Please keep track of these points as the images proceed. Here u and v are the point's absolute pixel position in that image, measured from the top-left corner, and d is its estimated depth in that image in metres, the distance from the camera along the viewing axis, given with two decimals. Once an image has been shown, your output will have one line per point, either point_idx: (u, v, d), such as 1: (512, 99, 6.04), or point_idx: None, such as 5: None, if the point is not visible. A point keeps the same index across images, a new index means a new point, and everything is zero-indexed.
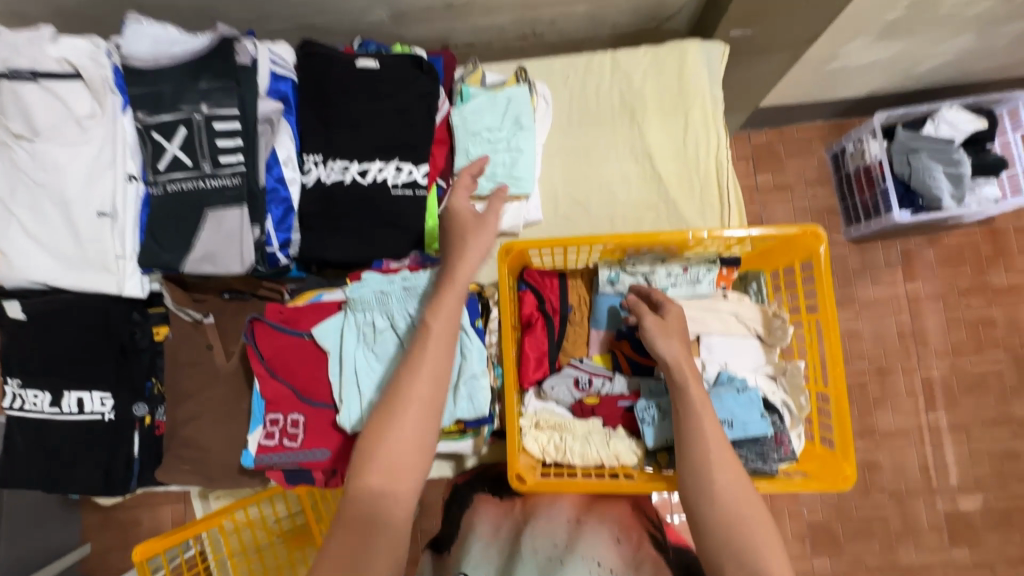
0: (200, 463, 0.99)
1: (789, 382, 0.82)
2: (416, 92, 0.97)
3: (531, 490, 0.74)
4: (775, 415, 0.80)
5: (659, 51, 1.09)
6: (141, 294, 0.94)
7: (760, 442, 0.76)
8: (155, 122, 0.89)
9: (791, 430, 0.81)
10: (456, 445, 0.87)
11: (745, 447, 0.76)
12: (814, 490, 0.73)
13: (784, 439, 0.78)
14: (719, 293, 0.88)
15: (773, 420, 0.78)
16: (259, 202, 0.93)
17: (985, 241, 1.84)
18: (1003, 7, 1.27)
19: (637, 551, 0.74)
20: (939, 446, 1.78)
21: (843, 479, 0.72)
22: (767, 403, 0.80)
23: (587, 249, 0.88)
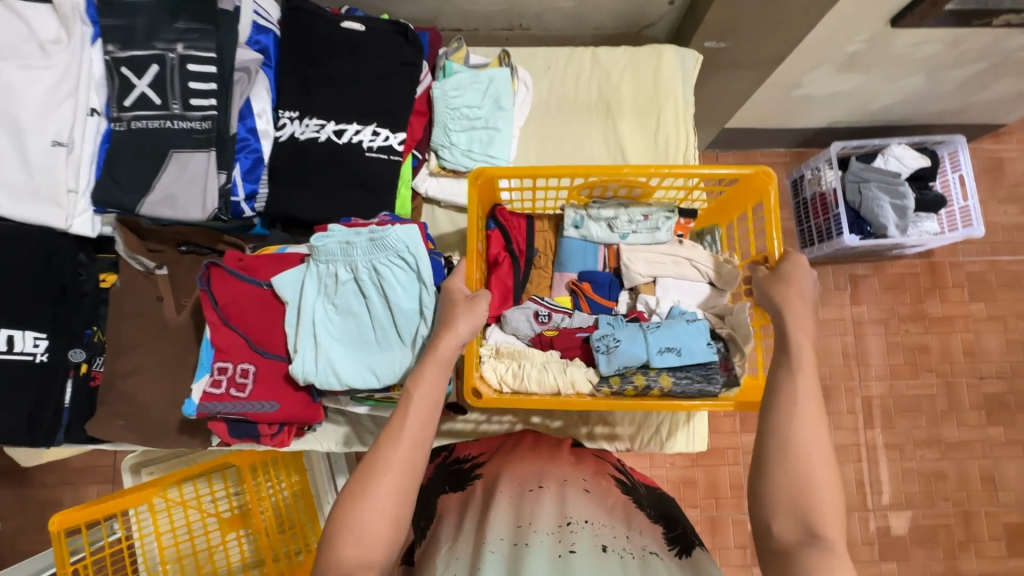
0: (137, 418, 0.94)
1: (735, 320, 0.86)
2: (399, 60, 0.98)
3: (485, 403, 0.77)
4: (721, 344, 0.85)
5: (637, 51, 1.14)
6: (90, 233, 0.91)
7: (706, 365, 0.82)
8: (125, 57, 0.87)
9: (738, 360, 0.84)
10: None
11: (693, 372, 0.82)
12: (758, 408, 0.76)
13: (729, 365, 0.83)
14: (676, 240, 0.93)
15: (719, 348, 0.84)
16: (228, 148, 0.90)
17: (925, 273, 1.97)
18: (949, 53, 1.39)
19: (607, 496, 0.78)
20: (874, 463, 1.87)
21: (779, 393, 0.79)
22: (714, 334, 0.86)
23: (557, 184, 0.91)
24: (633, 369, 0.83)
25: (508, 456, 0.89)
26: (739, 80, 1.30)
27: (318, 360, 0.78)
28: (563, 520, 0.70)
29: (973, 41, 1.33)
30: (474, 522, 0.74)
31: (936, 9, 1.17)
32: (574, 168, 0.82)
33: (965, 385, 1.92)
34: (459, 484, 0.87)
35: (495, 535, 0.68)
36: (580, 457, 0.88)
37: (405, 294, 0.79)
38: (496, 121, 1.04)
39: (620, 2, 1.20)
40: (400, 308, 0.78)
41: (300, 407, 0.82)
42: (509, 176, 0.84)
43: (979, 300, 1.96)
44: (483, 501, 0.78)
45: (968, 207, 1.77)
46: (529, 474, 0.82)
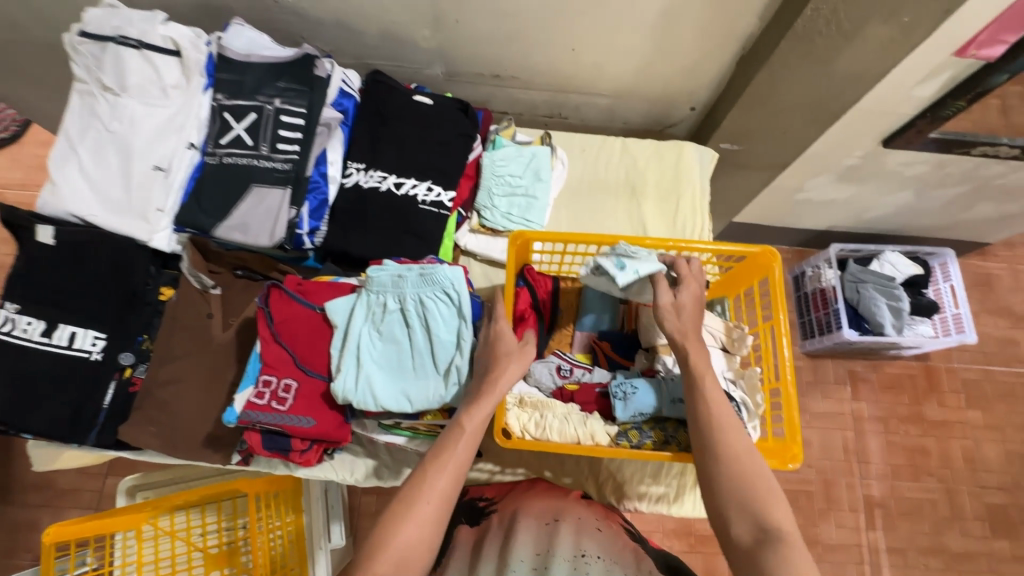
0: (169, 426, 0.98)
1: (748, 383, 0.91)
2: (457, 131, 1.13)
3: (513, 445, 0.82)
4: (733, 403, 0.88)
5: (661, 144, 1.30)
6: (166, 249, 1.00)
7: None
8: (230, 104, 1.02)
9: (748, 422, 0.88)
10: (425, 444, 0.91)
11: None
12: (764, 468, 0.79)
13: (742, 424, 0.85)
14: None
15: (730, 406, 0.87)
16: (301, 188, 1.01)
17: (921, 375, 2.03)
18: (935, 174, 1.56)
19: (618, 538, 0.82)
20: (875, 567, 1.83)
21: (789, 458, 0.80)
22: (725, 392, 0.89)
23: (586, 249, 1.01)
24: (651, 423, 0.89)
25: (523, 493, 0.91)
26: (748, 179, 1.46)
27: (358, 380, 0.84)
28: (578, 551, 0.76)
29: (956, 165, 1.50)
30: (494, 550, 0.80)
31: (921, 136, 1.35)
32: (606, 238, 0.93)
33: (967, 494, 1.91)
34: (472, 517, 0.90)
35: (518, 558, 0.75)
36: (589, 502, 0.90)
37: (445, 326, 0.87)
38: (535, 190, 1.17)
39: (648, 103, 1.39)
40: (439, 339, 0.86)
41: (332, 426, 0.87)
42: (545, 238, 0.94)
43: (975, 407, 2.01)
44: (500, 534, 0.83)
45: (960, 315, 1.87)
46: (545, 508, 0.85)
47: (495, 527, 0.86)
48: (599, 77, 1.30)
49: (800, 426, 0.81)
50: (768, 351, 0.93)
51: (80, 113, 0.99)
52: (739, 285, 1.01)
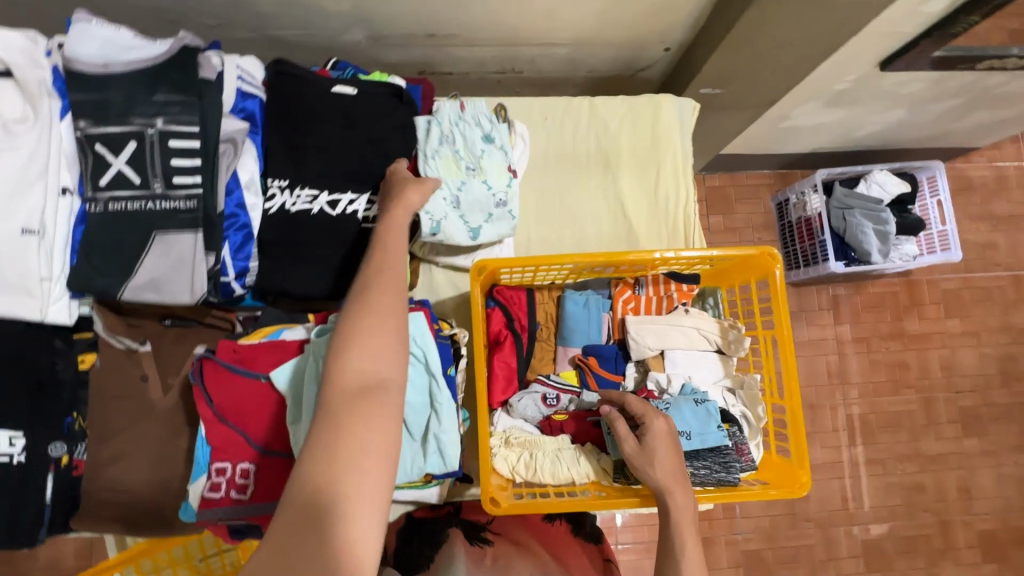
0: (126, 506, 0.90)
1: (747, 394, 0.85)
2: (393, 124, 0.94)
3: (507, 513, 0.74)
4: (734, 426, 0.81)
5: (634, 102, 1.12)
6: (67, 320, 0.85)
7: (722, 452, 0.78)
8: (100, 133, 0.81)
9: (750, 440, 0.83)
10: (419, 493, 0.84)
11: (709, 459, 0.78)
12: (775, 498, 0.74)
13: (744, 448, 0.80)
14: (680, 310, 0.92)
15: (732, 432, 0.80)
16: (216, 230, 0.84)
17: (903, 292, 2.03)
18: (932, 90, 1.41)
19: None
20: (856, 478, 1.94)
21: (798, 485, 0.74)
22: (726, 415, 0.82)
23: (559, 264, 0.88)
24: None
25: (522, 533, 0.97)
26: (732, 123, 1.30)
27: None
28: None
29: (956, 80, 1.35)
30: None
31: (924, 56, 1.19)
32: (579, 256, 0.80)
33: (942, 400, 1.99)
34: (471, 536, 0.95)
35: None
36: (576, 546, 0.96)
37: (413, 387, 0.76)
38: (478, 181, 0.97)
39: (615, 48, 1.18)
40: (408, 403, 0.75)
41: None
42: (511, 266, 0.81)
43: (954, 317, 2.03)
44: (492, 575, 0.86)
45: (946, 231, 1.82)
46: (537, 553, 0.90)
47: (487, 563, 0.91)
48: (556, 25, 1.08)
49: (807, 445, 0.76)
50: (768, 360, 0.85)
51: None
52: (734, 280, 0.91)
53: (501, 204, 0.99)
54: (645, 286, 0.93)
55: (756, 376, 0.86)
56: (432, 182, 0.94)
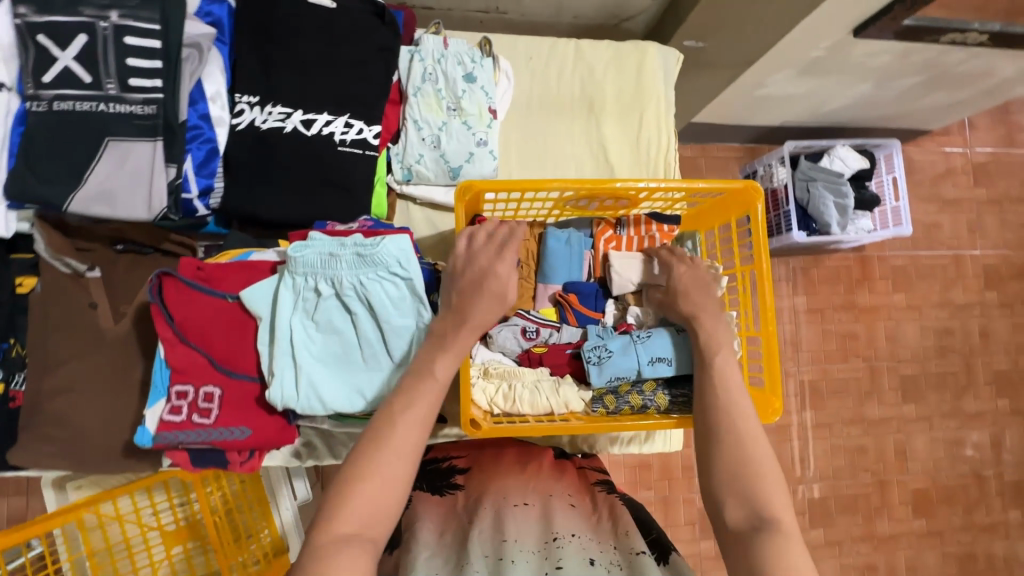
0: (71, 442, 0.83)
1: None
2: (374, 44, 0.89)
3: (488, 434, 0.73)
4: None
5: (620, 47, 1.11)
6: (4, 234, 0.79)
7: None
8: (43, 23, 0.73)
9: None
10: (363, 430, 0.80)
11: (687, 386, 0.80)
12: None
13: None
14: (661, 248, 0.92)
15: None
16: (178, 138, 0.78)
17: (856, 266, 2.13)
18: (897, 64, 1.46)
19: (593, 512, 0.82)
20: (805, 440, 2.05)
21: (771, 410, 0.77)
22: None
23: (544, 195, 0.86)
24: (628, 387, 0.83)
25: (494, 468, 0.90)
26: (712, 81, 1.31)
27: (298, 384, 0.71)
28: (549, 539, 0.76)
29: (921, 55, 1.41)
30: (455, 536, 0.81)
31: (894, 23, 1.23)
32: (565, 182, 0.79)
33: (886, 369, 2.12)
34: (438, 486, 0.90)
35: (479, 552, 0.75)
36: (563, 469, 0.90)
37: (396, 310, 0.72)
38: (461, 118, 0.97)
39: None
40: (391, 326, 0.72)
41: (275, 432, 0.74)
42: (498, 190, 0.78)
43: (900, 291, 2.16)
44: (469, 515, 0.83)
45: (899, 207, 1.92)
46: (513, 489, 0.86)
47: (460, 508, 0.86)
48: None
49: (780, 374, 0.78)
50: (745, 296, 0.87)
51: None
52: (714, 220, 0.92)
53: (482, 144, 0.98)
54: (627, 226, 0.93)
55: (732, 312, 0.87)
56: (412, 124, 0.96)
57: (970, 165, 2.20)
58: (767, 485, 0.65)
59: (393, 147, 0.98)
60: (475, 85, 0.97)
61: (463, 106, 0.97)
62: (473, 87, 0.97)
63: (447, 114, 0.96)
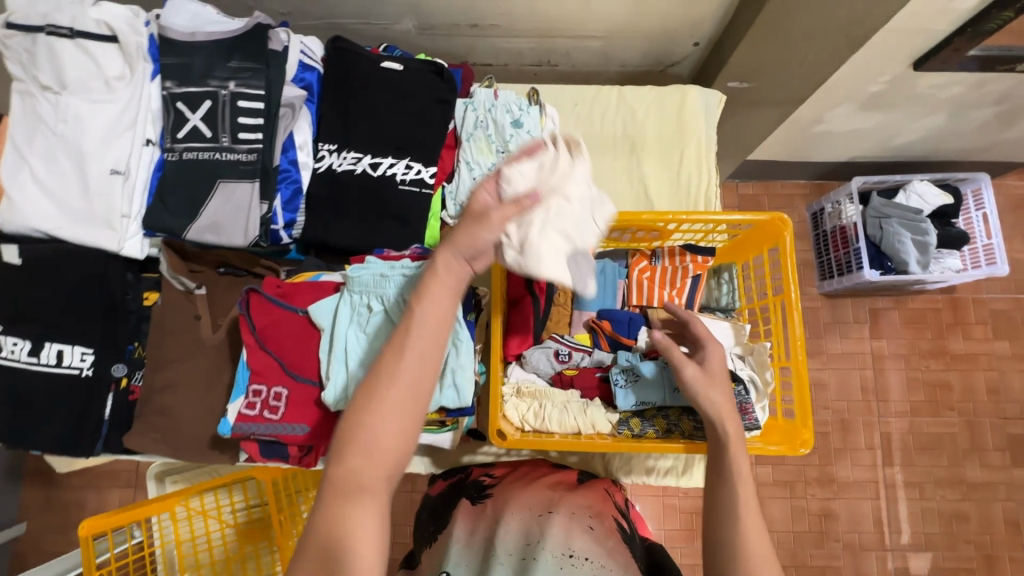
0: (170, 432, 0.98)
1: (756, 360, 0.87)
2: (434, 97, 1.03)
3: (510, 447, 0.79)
4: (741, 386, 0.83)
5: (661, 90, 1.18)
6: (139, 256, 0.96)
7: None
8: (182, 93, 0.94)
9: (756, 403, 0.84)
10: (434, 437, 0.90)
11: None
12: (776, 454, 0.77)
13: (748, 409, 0.82)
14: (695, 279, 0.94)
15: (739, 390, 0.82)
16: (271, 179, 0.95)
17: (946, 309, 1.95)
18: (971, 94, 1.39)
19: (609, 537, 0.83)
20: (889, 501, 1.85)
21: (800, 442, 0.76)
22: (734, 374, 0.84)
23: None
24: (654, 411, 0.86)
25: (518, 484, 0.94)
26: (760, 119, 1.33)
27: (348, 386, 0.81)
28: (566, 551, 0.79)
29: (997, 84, 1.34)
30: (485, 530, 0.87)
31: (958, 54, 1.19)
32: None
33: (988, 426, 1.89)
34: (472, 496, 0.94)
35: (503, 553, 0.80)
36: (589, 488, 0.93)
37: None
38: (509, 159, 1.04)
39: (646, 42, 1.25)
40: None
41: (328, 430, 0.85)
42: None
43: (1003, 338, 1.93)
44: (495, 519, 0.88)
45: (992, 245, 1.75)
46: (540, 501, 0.89)
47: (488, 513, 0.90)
48: (589, 17, 1.16)
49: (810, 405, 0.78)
50: (779, 329, 0.87)
51: (25, 115, 0.92)
52: (749, 251, 0.94)
53: None
54: (662, 257, 0.97)
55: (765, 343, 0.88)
56: (464, 166, 1.05)
57: None
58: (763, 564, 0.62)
59: (448, 186, 1.06)
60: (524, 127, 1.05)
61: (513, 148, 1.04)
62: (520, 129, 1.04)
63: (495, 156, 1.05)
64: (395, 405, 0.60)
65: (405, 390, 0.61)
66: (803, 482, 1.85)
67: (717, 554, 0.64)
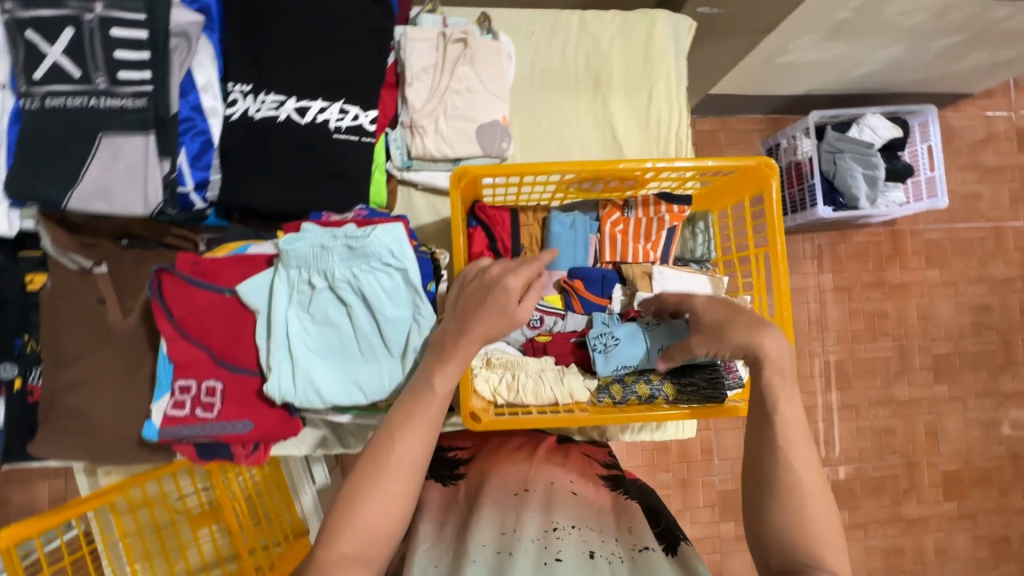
0: (88, 436, 0.85)
1: None
2: (366, 26, 0.86)
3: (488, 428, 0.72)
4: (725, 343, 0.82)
5: (628, 16, 1.05)
6: (11, 233, 0.79)
7: (712, 369, 0.78)
8: (31, 18, 0.72)
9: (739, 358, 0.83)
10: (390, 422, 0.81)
11: (698, 376, 0.78)
12: None
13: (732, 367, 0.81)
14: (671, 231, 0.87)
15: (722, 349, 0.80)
16: (170, 130, 0.77)
17: (887, 241, 2.03)
18: (933, 23, 1.34)
19: (593, 499, 0.81)
20: (829, 423, 1.98)
21: None
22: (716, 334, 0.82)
23: (546, 179, 0.82)
24: (635, 376, 0.80)
25: (493, 456, 0.89)
26: (728, 50, 1.23)
27: (296, 377, 0.71)
28: (549, 526, 0.72)
29: (959, 12, 1.30)
30: (455, 525, 0.77)
31: None
32: (565, 164, 0.75)
33: (916, 348, 2.03)
34: (444, 478, 0.89)
35: (479, 541, 0.71)
36: (566, 458, 0.89)
37: (391, 301, 0.71)
38: (456, 93, 0.92)
39: None
40: (386, 318, 0.71)
41: (279, 424, 0.74)
42: (494, 174, 0.76)
43: (934, 267, 2.04)
44: (470, 502, 0.81)
45: (934, 178, 1.79)
46: (514, 478, 0.82)
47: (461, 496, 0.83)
48: None
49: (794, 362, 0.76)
50: (760, 282, 0.83)
51: None
52: (727, 199, 0.87)
53: (479, 121, 0.93)
54: (636, 207, 0.88)
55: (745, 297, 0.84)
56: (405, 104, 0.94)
57: (1015, 128, 2.04)
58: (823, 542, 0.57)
59: (392, 133, 0.96)
60: (470, 54, 0.93)
61: (460, 80, 0.92)
62: (468, 57, 0.93)
63: (438, 90, 0.92)
64: (403, 468, 0.60)
65: (414, 449, 0.61)
66: None
67: (780, 539, 0.58)
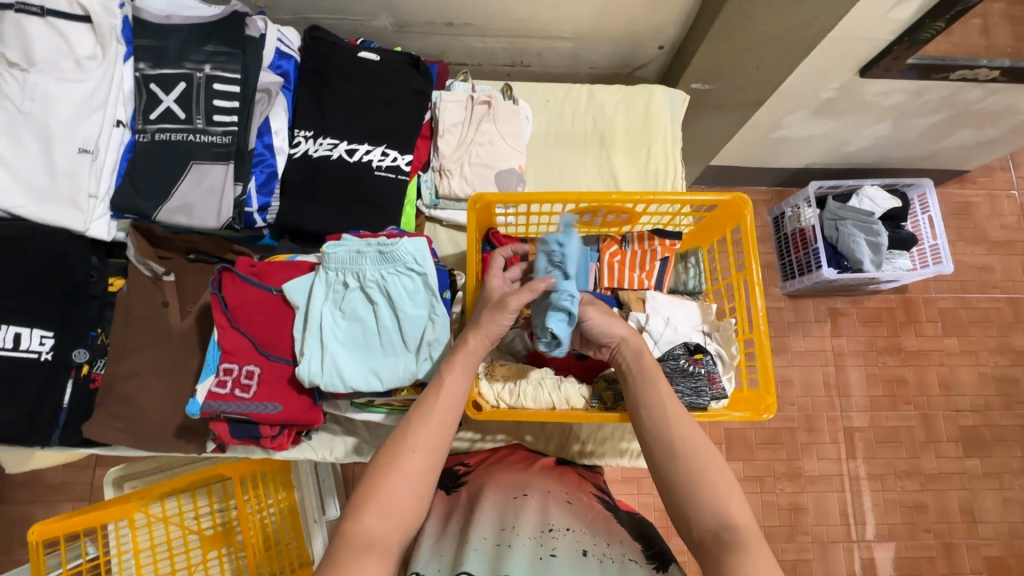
0: (134, 422, 0.94)
1: (722, 335, 0.91)
2: (408, 89, 1.06)
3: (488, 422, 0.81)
4: (707, 356, 0.88)
5: (629, 90, 1.24)
6: (106, 237, 0.96)
7: (693, 377, 0.86)
8: (155, 74, 0.95)
9: (723, 374, 0.89)
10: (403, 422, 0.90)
11: (681, 384, 0.86)
12: (739, 420, 0.83)
13: (716, 378, 0.87)
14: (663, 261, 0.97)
15: (706, 362, 0.87)
16: (245, 162, 0.96)
17: (899, 308, 2.01)
18: (912, 102, 1.49)
19: (588, 510, 0.84)
20: (855, 494, 1.86)
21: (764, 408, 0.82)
22: (699, 348, 0.88)
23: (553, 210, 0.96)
24: None
25: (493, 468, 0.95)
26: (722, 121, 1.40)
27: (324, 363, 0.81)
28: (544, 527, 0.76)
29: (934, 93, 1.45)
30: (457, 525, 0.81)
31: None
32: (568, 194, 0.88)
33: (942, 418, 1.94)
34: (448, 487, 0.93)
35: (480, 534, 0.74)
36: (563, 476, 0.94)
37: (411, 301, 0.83)
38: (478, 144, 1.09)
39: (614, 44, 1.31)
40: (406, 316, 0.83)
41: (301, 410, 0.84)
42: (505, 201, 0.90)
43: (951, 335, 2.00)
44: (470, 506, 0.85)
45: (938, 246, 1.87)
46: (512, 485, 0.87)
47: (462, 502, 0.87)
48: (559, 19, 1.21)
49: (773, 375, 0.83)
50: (742, 304, 0.92)
51: None
52: (714, 234, 0.98)
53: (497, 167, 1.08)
54: (632, 241, 0.99)
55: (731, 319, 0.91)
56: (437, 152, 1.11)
57: (1019, 205, 2.09)
58: (722, 501, 0.64)
59: (423, 175, 1.12)
60: (492, 114, 1.10)
61: (483, 134, 1.09)
62: (491, 116, 1.10)
63: (464, 141, 1.09)
64: (417, 456, 0.69)
65: (427, 441, 0.70)
66: (773, 476, 1.85)
67: (678, 490, 0.67)
